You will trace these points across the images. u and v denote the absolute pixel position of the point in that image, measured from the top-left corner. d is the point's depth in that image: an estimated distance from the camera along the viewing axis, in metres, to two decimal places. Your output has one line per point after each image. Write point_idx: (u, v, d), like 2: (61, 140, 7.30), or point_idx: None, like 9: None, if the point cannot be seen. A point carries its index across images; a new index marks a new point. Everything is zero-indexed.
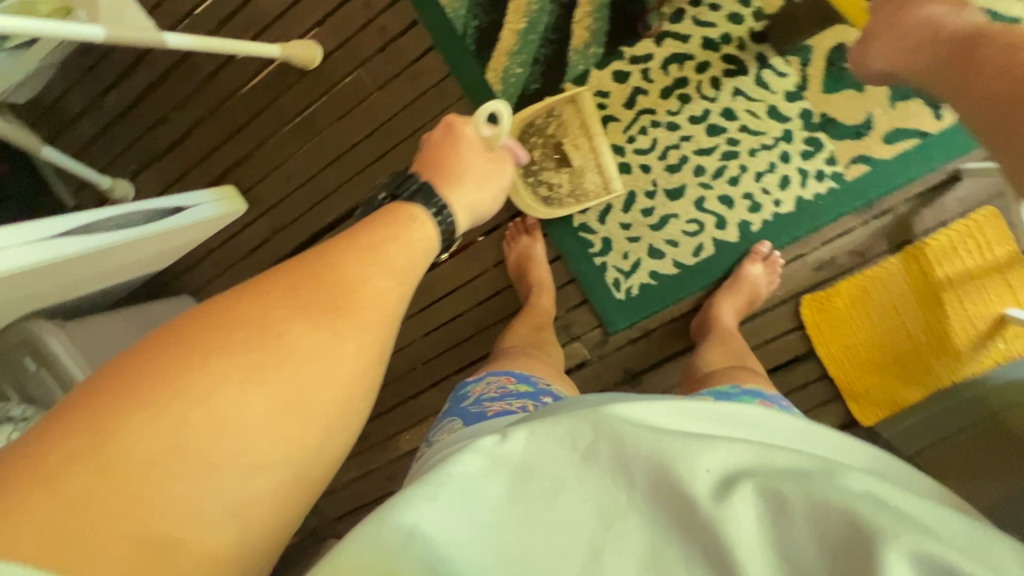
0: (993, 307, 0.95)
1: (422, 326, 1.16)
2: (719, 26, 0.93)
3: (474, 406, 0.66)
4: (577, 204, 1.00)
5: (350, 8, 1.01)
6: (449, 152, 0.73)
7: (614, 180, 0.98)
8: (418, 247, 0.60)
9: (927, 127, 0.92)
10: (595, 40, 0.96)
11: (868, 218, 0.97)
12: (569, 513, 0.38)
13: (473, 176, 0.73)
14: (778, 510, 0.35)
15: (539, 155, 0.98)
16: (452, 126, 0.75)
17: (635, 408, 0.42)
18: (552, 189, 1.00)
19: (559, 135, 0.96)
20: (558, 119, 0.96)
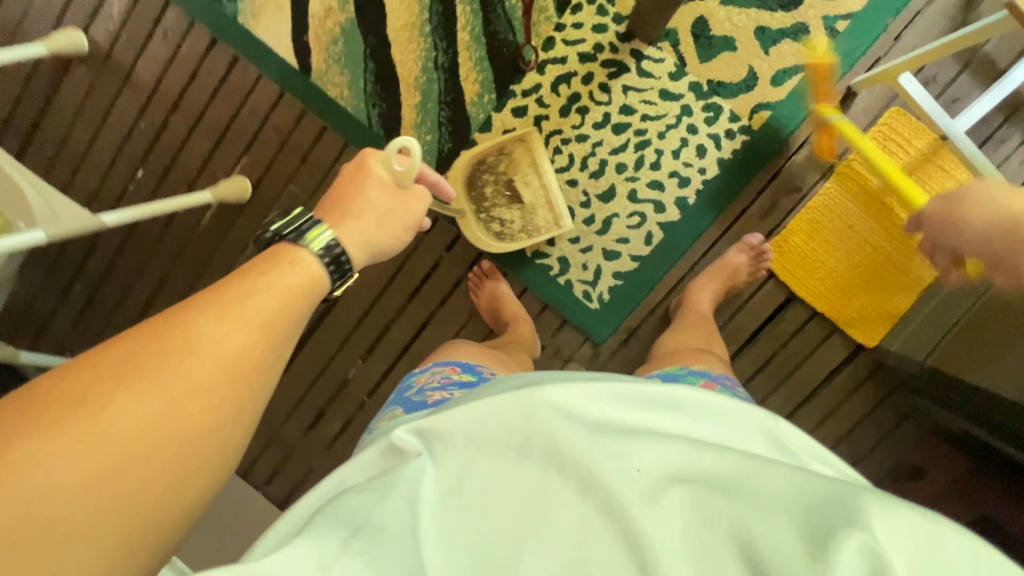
0: (940, 194, 0.98)
1: (360, 344, 1.17)
2: (588, 39, 0.99)
3: (417, 394, 0.68)
4: (528, 238, 1.03)
5: (263, 137, 1.09)
6: (351, 193, 0.60)
7: (563, 215, 1.02)
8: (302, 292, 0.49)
9: (806, 60, 0.96)
10: (485, 88, 1.02)
11: (790, 155, 1.00)
12: (503, 513, 0.41)
13: (376, 213, 0.60)
14: (696, 512, 0.39)
15: (490, 192, 1.03)
16: (359, 161, 0.62)
17: (573, 397, 0.43)
18: (505, 225, 1.04)
19: (511, 172, 1.02)
20: (510, 157, 1.02)
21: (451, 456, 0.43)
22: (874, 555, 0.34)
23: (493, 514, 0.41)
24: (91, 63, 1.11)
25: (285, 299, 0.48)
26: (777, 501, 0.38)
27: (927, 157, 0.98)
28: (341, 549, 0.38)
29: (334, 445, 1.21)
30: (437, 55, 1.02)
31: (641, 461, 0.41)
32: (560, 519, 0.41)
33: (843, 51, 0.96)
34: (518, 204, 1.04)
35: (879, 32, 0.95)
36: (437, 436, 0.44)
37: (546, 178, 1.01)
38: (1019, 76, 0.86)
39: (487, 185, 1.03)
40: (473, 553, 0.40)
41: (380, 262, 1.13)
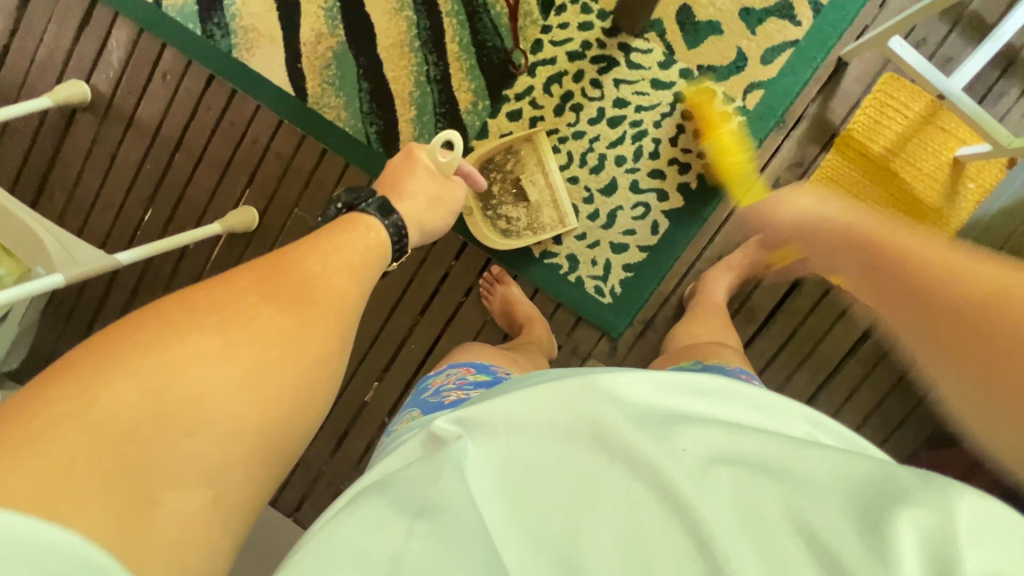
0: (944, 155, 0.98)
1: (377, 362, 1.18)
2: (575, 38, 1.00)
3: (433, 395, 0.70)
4: (534, 236, 1.05)
5: (266, 166, 1.11)
6: (404, 173, 0.83)
7: (569, 214, 1.04)
8: (373, 251, 0.72)
9: (794, 36, 0.97)
10: (478, 96, 1.04)
11: (788, 131, 1.00)
12: (550, 496, 0.43)
13: (424, 196, 0.82)
14: (741, 495, 0.40)
15: (498, 190, 1.05)
16: (411, 152, 0.85)
17: (618, 380, 0.45)
18: (510, 222, 1.06)
19: (517, 171, 1.04)
20: (517, 157, 1.04)
21: (497, 440, 0.46)
22: (930, 539, 0.33)
23: (541, 498, 0.43)
24: (96, 112, 1.14)
25: (344, 272, 0.66)
26: (819, 480, 0.39)
27: (926, 120, 0.97)
28: (406, 539, 0.41)
29: (364, 464, 1.21)
30: (428, 68, 1.03)
31: (685, 446, 0.42)
32: (606, 504, 0.42)
33: (830, 23, 0.96)
34: (526, 202, 1.05)
35: (864, 1, 0.95)
36: (483, 423, 0.47)
37: (555, 180, 1.03)
38: (1010, 28, 0.86)
39: (495, 183, 1.05)
40: (522, 535, 0.42)
41: (391, 278, 1.14)
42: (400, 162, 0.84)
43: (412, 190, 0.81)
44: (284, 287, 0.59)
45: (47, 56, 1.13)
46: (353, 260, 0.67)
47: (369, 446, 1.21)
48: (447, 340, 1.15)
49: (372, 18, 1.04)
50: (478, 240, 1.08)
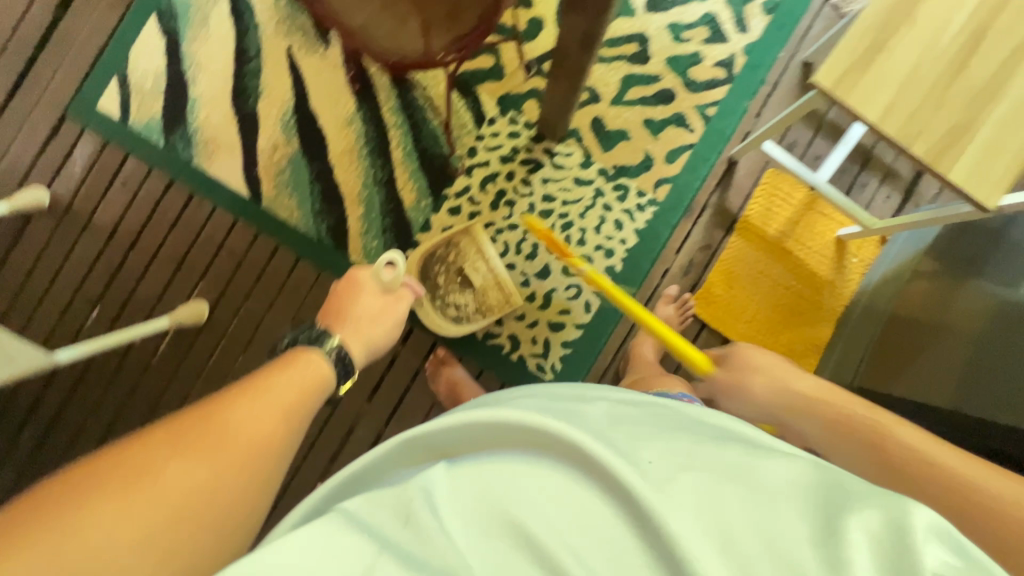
0: (828, 235, 1.13)
1: (325, 451, 1.16)
2: (505, 144, 1.14)
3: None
4: (483, 319, 1.11)
5: (219, 261, 1.16)
6: (347, 299, 0.91)
7: (513, 293, 1.11)
8: (318, 375, 0.72)
9: (690, 140, 1.14)
10: (421, 195, 1.15)
11: (695, 218, 1.14)
12: (523, 502, 0.38)
13: (365, 316, 0.90)
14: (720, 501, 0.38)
15: (444, 282, 1.12)
16: (355, 277, 0.94)
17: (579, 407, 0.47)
18: (459, 309, 1.12)
19: (459, 263, 1.12)
20: (457, 249, 1.12)
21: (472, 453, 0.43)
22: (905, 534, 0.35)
23: (514, 506, 0.38)
24: (53, 214, 1.18)
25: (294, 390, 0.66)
26: (781, 491, 0.40)
27: (808, 207, 1.14)
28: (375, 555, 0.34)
29: None
30: (375, 172, 1.15)
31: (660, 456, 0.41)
32: (589, 506, 0.38)
33: (717, 129, 1.14)
34: (472, 287, 1.12)
35: (742, 113, 1.14)
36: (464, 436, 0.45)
37: (493, 261, 1.11)
38: (855, 135, 1.05)
39: (440, 276, 1.12)
40: (496, 543, 0.37)
41: None
42: (342, 288, 0.93)
43: (354, 313, 0.89)
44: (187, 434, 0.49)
45: (10, 164, 1.19)
46: (303, 386, 0.67)
47: None
48: (396, 424, 1.16)
49: (325, 130, 1.16)
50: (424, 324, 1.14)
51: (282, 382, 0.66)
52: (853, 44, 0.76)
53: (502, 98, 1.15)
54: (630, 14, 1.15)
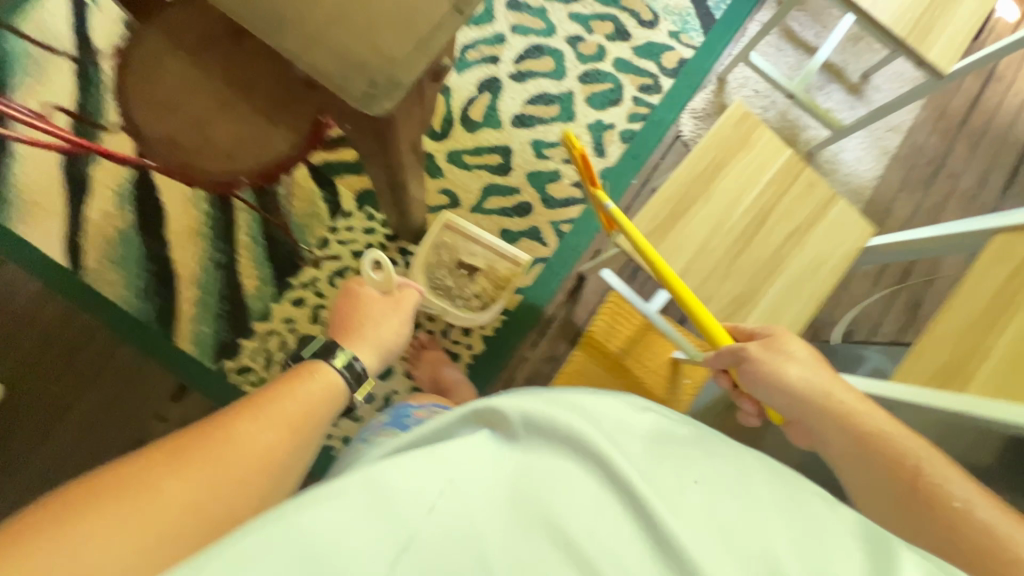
0: (664, 356, 1.17)
1: None
2: (359, 239, 1.12)
3: (417, 423, 0.67)
4: (505, 293, 1.08)
5: (23, 335, 1.05)
6: (349, 310, 0.80)
7: (518, 253, 1.05)
8: (319, 398, 0.55)
9: (542, 254, 1.18)
10: (264, 283, 1.09)
11: (541, 329, 1.17)
12: (566, 504, 0.33)
13: (371, 318, 0.78)
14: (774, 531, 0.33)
15: (450, 278, 1.09)
16: (349, 291, 0.82)
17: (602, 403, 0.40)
18: (481, 296, 1.10)
19: (456, 255, 1.09)
20: (446, 244, 1.09)
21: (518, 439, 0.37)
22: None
23: (550, 506, 0.33)
24: None
25: (282, 422, 0.49)
26: (841, 532, 0.33)
27: (645, 329, 1.18)
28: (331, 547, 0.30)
29: None
30: (217, 255, 1.09)
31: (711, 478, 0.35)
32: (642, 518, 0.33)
33: (570, 245, 1.18)
34: (479, 271, 1.10)
35: (594, 232, 1.18)
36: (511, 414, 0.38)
37: (474, 236, 1.06)
38: None
39: (445, 275, 1.09)
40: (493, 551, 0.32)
41: None
42: (342, 303, 0.82)
43: (361, 320, 0.78)
44: (186, 457, 0.42)
45: None
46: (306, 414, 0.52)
47: None
48: None
49: (166, 205, 1.09)
50: None
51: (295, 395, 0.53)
52: (651, 216, 0.83)
53: (361, 193, 1.14)
54: (495, 127, 1.19)
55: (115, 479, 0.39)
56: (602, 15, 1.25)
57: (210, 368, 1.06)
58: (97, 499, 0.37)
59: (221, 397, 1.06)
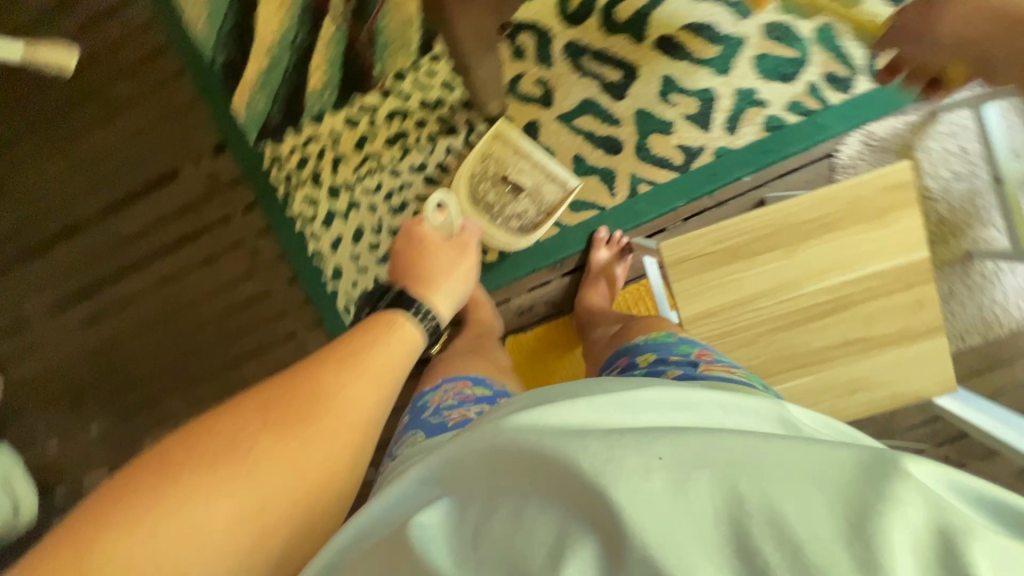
0: None
1: (120, 262, 1.14)
2: (434, 90, 1.03)
3: (430, 414, 0.61)
4: (549, 218, 1.00)
5: (110, 25, 1.07)
6: (417, 251, 0.80)
7: (568, 176, 0.99)
8: (396, 349, 0.59)
9: (603, 202, 1.05)
10: (328, 87, 1.04)
11: (561, 273, 1.08)
12: (518, 533, 0.29)
13: (439, 270, 0.78)
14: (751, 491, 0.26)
15: (494, 196, 1.02)
16: (412, 230, 0.82)
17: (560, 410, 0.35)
18: (523, 218, 1.02)
19: (501, 171, 1.01)
20: (493, 157, 1.02)
21: (472, 487, 0.34)
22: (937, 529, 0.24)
23: (510, 540, 0.29)
24: None
25: (367, 375, 0.54)
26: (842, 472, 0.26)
27: None
28: None
29: (65, 341, 1.19)
30: (297, 35, 1.03)
31: (654, 442, 0.29)
32: (600, 522, 0.27)
33: (636, 209, 1.04)
34: (524, 191, 1.02)
35: (668, 209, 1.02)
36: (458, 465, 0.36)
37: (524, 150, 1.00)
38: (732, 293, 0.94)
39: (488, 190, 1.02)
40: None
41: (169, 192, 1.10)
42: (405, 249, 0.81)
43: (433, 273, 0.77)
44: (280, 414, 0.47)
45: None
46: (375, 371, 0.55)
47: (78, 327, 1.19)
48: (194, 277, 1.13)
49: None
50: (263, 208, 1.09)
51: (354, 357, 0.55)
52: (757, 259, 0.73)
53: None
54: (633, 39, 1.00)
55: (180, 465, 0.42)
56: None
57: (250, 141, 1.08)
58: (212, 460, 0.42)
59: (250, 172, 1.08)
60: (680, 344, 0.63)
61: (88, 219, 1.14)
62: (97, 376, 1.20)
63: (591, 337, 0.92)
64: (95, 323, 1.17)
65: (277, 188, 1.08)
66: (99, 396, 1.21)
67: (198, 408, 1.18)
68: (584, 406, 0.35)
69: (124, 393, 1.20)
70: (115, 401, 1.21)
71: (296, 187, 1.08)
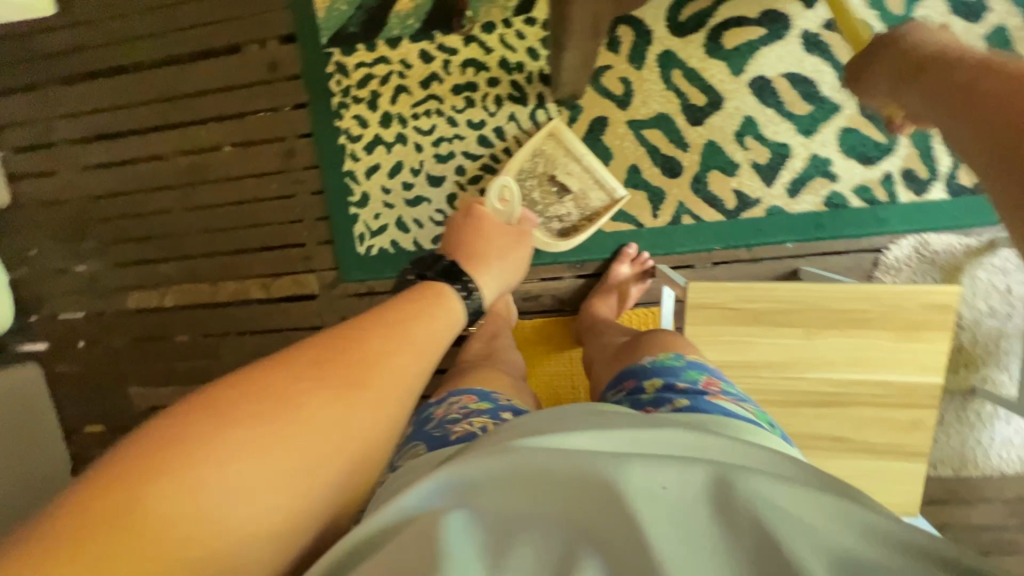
0: None
1: (158, 117, 1.13)
2: (517, 53, 0.99)
3: (437, 428, 0.58)
4: (591, 224, 1.00)
5: None
6: (470, 230, 0.73)
7: (615, 189, 0.99)
8: (442, 324, 0.50)
9: (643, 220, 1.02)
10: (415, 13, 1.01)
11: (577, 273, 1.07)
12: (539, 549, 0.31)
13: (494, 253, 0.71)
14: (731, 520, 0.31)
15: (540, 195, 1.02)
16: (470, 208, 0.77)
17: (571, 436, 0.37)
18: (564, 220, 1.03)
19: (551, 170, 1.00)
20: (545, 155, 1.01)
21: (490, 506, 0.34)
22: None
23: (534, 550, 0.31)
24: None
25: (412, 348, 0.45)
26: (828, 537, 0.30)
27: None
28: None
29: (81, 174, 1.19)
30: None
31: (666, 469, 0.33)
32: (616, 538, 0.31)
33: (673, 237, 1.02)
34: (569, 193, 1.01)
35: (701, 248, 1.01)
36: (478, 476, 0.35)
37: (578, 154, 0.98)
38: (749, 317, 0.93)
39: (534, 188, 1.02)
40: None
41: (226, 65, 1.08)
42: (462, 221, 0.75)
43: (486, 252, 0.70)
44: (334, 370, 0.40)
45: None
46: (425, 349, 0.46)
47: (98, 166, 1.18)
48: (225, 156, 1.11)
49: None
50: (313, 112, 1.06)
51: (398, 328, 0.45)
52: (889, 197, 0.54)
53: None
54: (731, 70, 0.96)
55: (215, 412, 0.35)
56: None
57: (321, 41, 1.04)
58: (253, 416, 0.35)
59: (311, 72, 1.05)
60: (687, 370, 0.61)
61: (139, 63, 1.12)
62: (103, 219, 1.20)
63: (594, 345, 0.91)
64: (117, 168, 1.16)
65: (332, 97, 1.06)
66: (98, 238, 1.21)
67: (189, 282, 1.19)
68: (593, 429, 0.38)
69: (123, 243, 1.20)
70: (114, 249, 1.21)
71: (352, 103, 1.05)
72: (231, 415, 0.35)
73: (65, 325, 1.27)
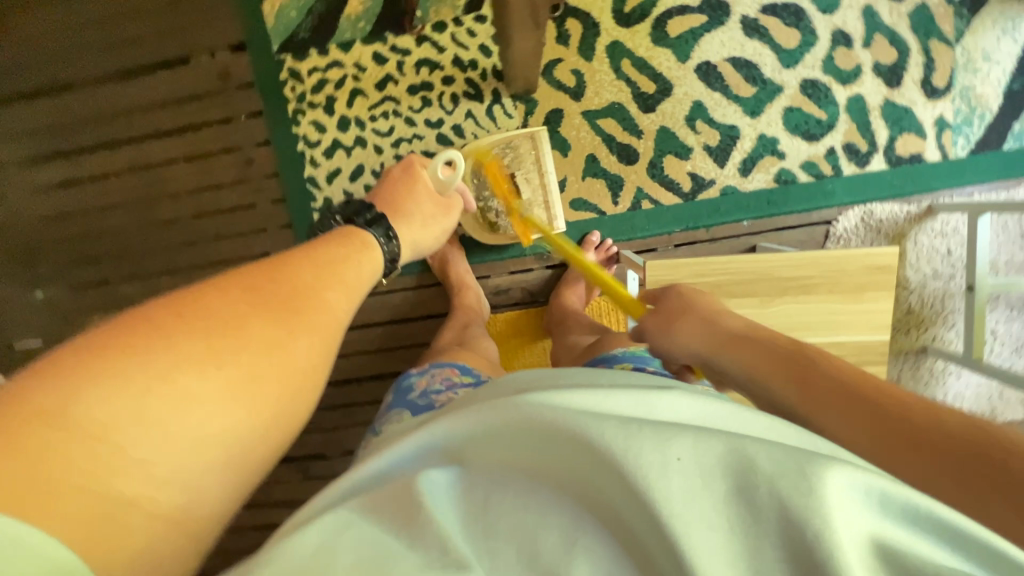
0: None
1: (106, 134, 1.10)
2: (470, 50, 1.01)
3: (419, 399, 0.59)
4: (520, 234, 1.03)
5: None
6: (401, 188, 0.74)
7: (558, 218, 1.02)
8: (366, 277, 0.55)
9: (604, 208, 1.05)
10: (365, 16, 1.02)
11: (544, 264, 1.09)
12: (532, 523, 0.31)
13: (418, 214, 0.72)
14: (751, 497, 0.28)
15: None
16: (410, 167, 0.76)
17: (576, 397, 0.35)
18: (501, 216, 1.03)
19: (512, 166, 1.01)
20: (513, 152, 1.01)
21: (484, 471, 0.35)
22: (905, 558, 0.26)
23: (529, 522, 0.31)
24: None
25: (344, 287, 0.50)
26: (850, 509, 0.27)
27: None
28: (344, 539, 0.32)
29: (29, 196, 1.15)
30: None
31: (678, 438, 0.31)
32: (611, 508, 0.30)
33: (634, 223, 1.04)
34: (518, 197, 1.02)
35: (662, 231, 1.04)
36: (472, 438, 0.37)
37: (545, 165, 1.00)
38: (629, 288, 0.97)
39: (489, 175, 1.01)
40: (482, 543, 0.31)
41: (175, 77, 1.06)
42: (397, 177, 0.75)
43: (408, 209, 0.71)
44: (267, 300, 0.43)
45: None
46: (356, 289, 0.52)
47: (46, 187, 1.14)
48: (179, 169, 1.09)
49: None
50: (268, 120, 1.06)
51: (329, 266, 0.50)
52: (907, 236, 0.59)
53: None
54: (677, 57, 1.00)
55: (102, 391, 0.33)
56: (893, 36, 0.97)
57: (272, 49, 1.04)
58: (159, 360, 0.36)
59: (264, 79, 1.05)
60: (656, 355, 0.64)
61: (83, 80, 1.09)
62: (54, 239, 1.16)
63: (566, 338, 0.92)
64: (66, 189, 1.13)
65: (288, 104, 1.05)
66: (51, 261, 1.17)
67: (152, 301, 1.16)
68: (600, 394, 0.36)
69: (78, 265, 1.17)
70: (68, 272, 1.17)
71: (308, 109, 1.05)
72: (191, 331, 0.38)
73: (22, 354, 1.22)
